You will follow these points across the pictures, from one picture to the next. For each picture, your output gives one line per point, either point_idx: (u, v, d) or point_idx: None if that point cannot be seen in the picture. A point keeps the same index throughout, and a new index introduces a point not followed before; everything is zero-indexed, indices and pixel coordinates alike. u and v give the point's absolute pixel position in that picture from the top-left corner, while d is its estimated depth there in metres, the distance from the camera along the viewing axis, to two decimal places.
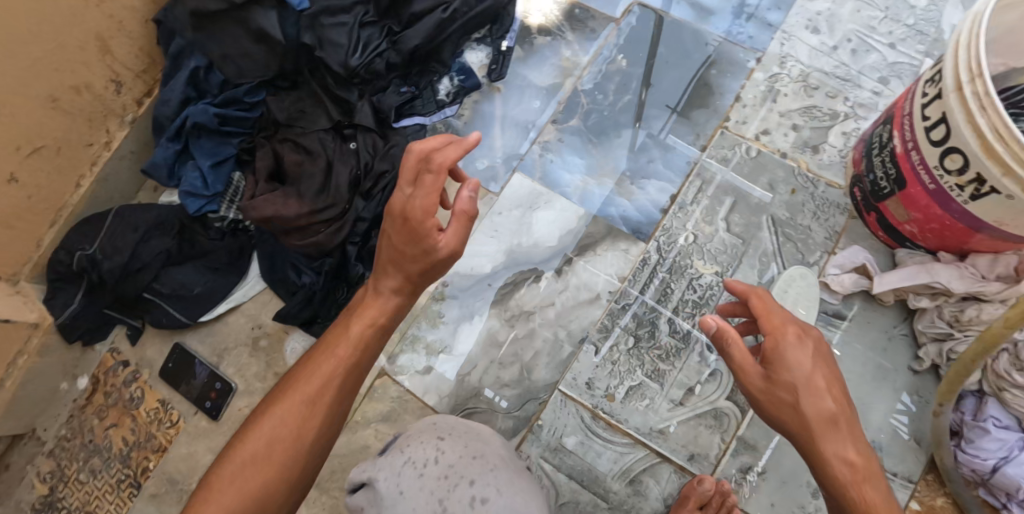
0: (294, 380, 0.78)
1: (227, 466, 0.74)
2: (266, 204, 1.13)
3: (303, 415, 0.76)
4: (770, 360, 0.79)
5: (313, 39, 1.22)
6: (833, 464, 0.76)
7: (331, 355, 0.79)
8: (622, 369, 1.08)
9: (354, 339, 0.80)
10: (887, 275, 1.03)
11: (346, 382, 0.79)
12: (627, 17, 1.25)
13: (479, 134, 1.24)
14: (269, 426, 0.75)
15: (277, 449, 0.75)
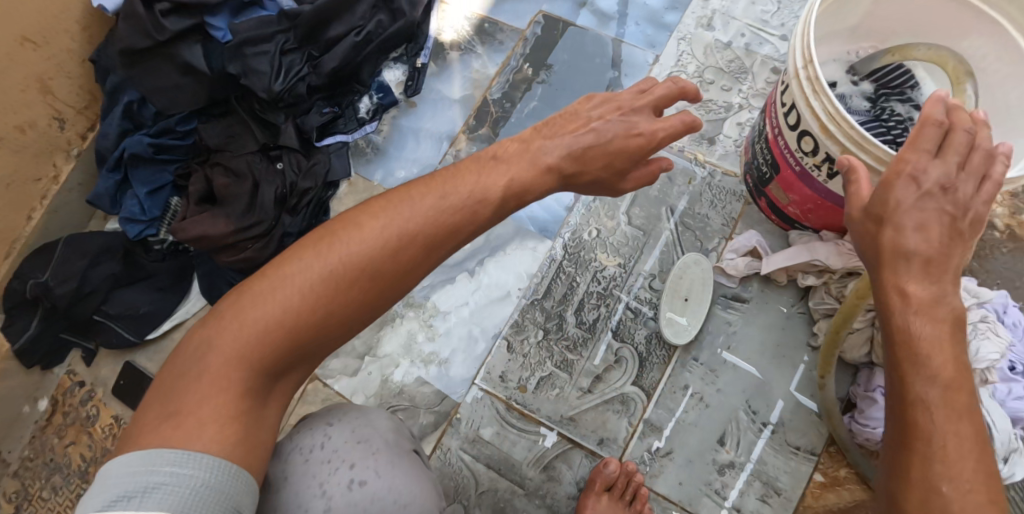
0: (403, 206, 0.78)
1: (307, 266, 0.73)
2: (195, 225, 1.20)
3: (402, 257, 0.76)
4: (888, 189, 0.73)
5: (238, 68, 1.29)
6: (888, 292, 0.71)
7: (452, 206, 0.79)
8: (532, 361, 1.13)
9: (479, 196, 0.81)
10: (774, 255, 1.08)
11: (452, 237, 0.80)
12: (532, 27, 1.32)
13: (397, 148, 1.32)
14: (367, 249, 0.75)
15: (362, 274, 0.74)
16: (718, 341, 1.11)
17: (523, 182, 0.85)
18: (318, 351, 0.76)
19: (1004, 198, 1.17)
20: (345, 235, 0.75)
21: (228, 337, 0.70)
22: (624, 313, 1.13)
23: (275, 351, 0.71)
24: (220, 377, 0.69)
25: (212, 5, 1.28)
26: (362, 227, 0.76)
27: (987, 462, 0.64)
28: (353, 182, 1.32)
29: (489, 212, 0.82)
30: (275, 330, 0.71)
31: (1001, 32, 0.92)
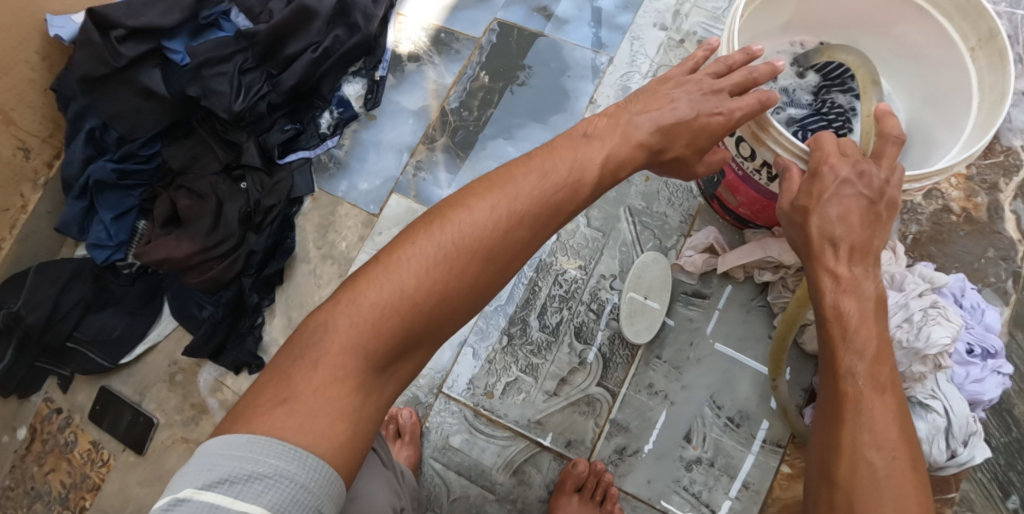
0: (510, 185, 0.77)
1: (419, 248, 0.72)
2: (159, 247, 1.21)
3: (512, 236, 0.75)
4: (812, 184, 0.79)
5: (198, 90, 1.29)
6: (821, 274, 0.78)
7: (558, 184, 0.78)
8: (498, 366, 1.14)
9: (582, 173, 0.80)
10: (729, 255, 1.08)
11: (555, 217, 0.78)
12: (487, 35, 1.33)
13: (360, 161, 1.32)
14: (478, 229, 0.74)
15: (475, 254, 0.73)
16: (681, 338, 1.11)
17: (621, 162, 0.83)
18: (436, 334, 0.74)
19: (959, 181, 1.17)
20: (453, 217, 0.74)
21: (341, 323, 0.69)
22: (587, 314, 1.14)
23: (396, 334, 0.69)
24: (341, 359, 0.67)
25: (168, 28, 1.29)
26: (471, 207, 0.75)
27: (908, 431, 0.70)
28: (316, 198, 1.32)
29: (590, 193, 0.81)
30: (394, 310, 0.69)
31: (925, 17, 0.95)
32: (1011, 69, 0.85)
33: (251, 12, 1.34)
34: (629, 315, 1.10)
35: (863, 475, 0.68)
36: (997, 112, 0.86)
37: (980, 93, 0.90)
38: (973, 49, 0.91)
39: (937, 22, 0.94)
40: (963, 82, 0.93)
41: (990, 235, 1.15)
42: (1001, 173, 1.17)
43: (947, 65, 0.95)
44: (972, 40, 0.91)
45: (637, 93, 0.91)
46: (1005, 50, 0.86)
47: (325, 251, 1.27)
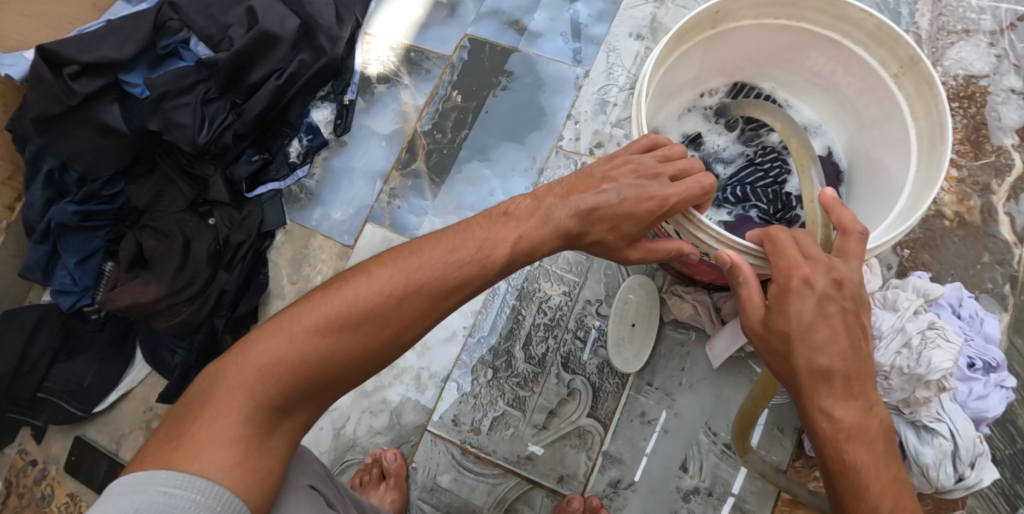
0: (411, 255, 0.72)
1: (310, 313, 0.69)
2: (125, 293, 1.16)
3: (407, 306, 0.71)
4: (779, 300, 0.71)
5: (159, 124, 1.24)
6: (815, 415, 0.70)
7: (464, 257, 0.73)
8: (484, 401, 1.10)
9: (493, 244, 0.74)
10: (716, 346, 1.01)
11: (461, 289, 0.73)
12: (458, 52, 1.28)
13: (331, 191, 1.27)
14: (371, 297, 0.70)
15: (366, 322, 0.70)
16: (672, 363, 1.07)
17: (536, 240, 0.75)
18: (324, 395, 0.71)
19: (951, 185, 1.13)
20: (350, 285, 0.71)
21: (227, 371, 0.67)
22: (573, 343, 1.09)
23: (279, 395, 0.67)
24: (224, 404, 0.65)
25: (125, 61, 1.23)
26: (369, 275, 0.71)
27: None
28: (289, 230, 1.26)
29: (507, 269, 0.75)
30: (277, 372, 0.67)
31: (837, 46, 0.90)
32: (939, 97, 0.81)
33: (211, 40, 1.26)
34: (616, 344, 1.06)
35: None
36: (939, 149, 0.82)
37: (915, 122, 0.86)
38: (897, 76, 0.87)
39: (852, 51, 0.90)
40: (893, 110, 0.89)
41: (984, 239, 1.11)
42: (993, 174, 1.13)
43: (872, 92, 0.91)
44: (893, 67, 0.87)
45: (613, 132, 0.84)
46: (930, 77, 0.82)
47: (300, 286, 1.22)
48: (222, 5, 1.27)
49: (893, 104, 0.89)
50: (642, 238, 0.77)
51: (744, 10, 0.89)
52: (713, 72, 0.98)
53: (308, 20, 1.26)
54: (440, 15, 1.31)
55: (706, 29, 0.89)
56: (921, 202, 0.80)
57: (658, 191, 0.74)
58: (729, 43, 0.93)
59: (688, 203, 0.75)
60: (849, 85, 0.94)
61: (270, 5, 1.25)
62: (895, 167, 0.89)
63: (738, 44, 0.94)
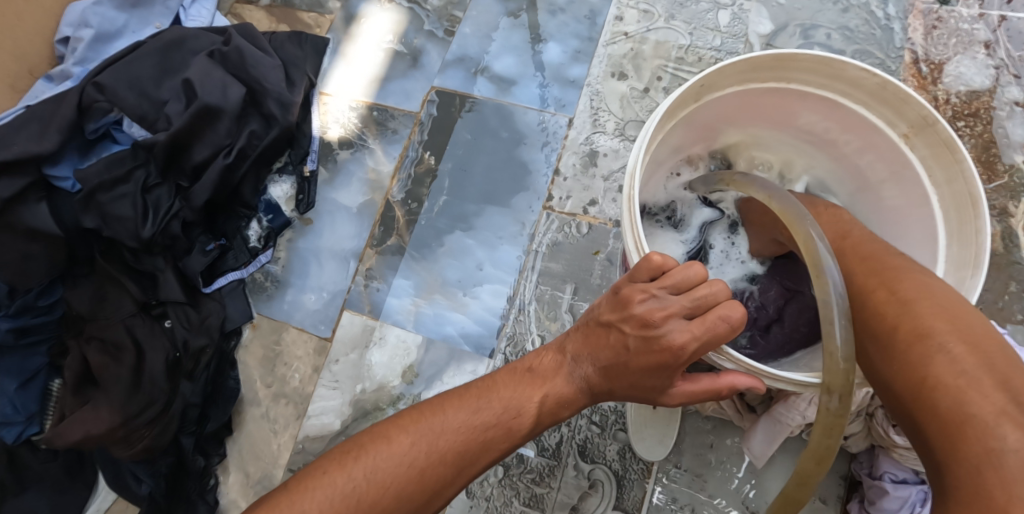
0: (433, 418, 0.66)
1: (323, 488, 0.62)
2: (74, 425, 1.02)
3: (429, 478, 0.64)
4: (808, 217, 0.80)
5: (95, 220, 1.07)
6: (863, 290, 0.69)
7: (488, 419, 0.66)
8: (498, 504, 0.99)
9: (520, 402, 0.66)
10: (754, 443, 0.90)
11: (485, 455, 0.66)
12: (427, 107, 1.15)
13: (300, 276, 1.14)
14: (390, 471, 0.63)
15: (383, 498, 0.62)
16: (700, 440, 0.97)
17: (563, 398, 0.67)
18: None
19: None
20: (368, 455, 0.64)
21: None
22: (589, 429, 0.99)
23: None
24: None
25: (49, 154, 1.07)
26: (389, 442, 0.64)
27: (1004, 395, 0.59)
28: (256, 324, 1.14)
29: (533, 431, 0.68)
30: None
31: (833, 103, 0.80)
32: (964, 163, 0.72)
33: (146, 120, 1.10)
34: (638, 428, 0.96)
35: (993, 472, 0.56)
36: (974, 221, 0.72)
37: (935, 187, 0.76)
38: (907, 135, 0.77)
39: (851, 111, 0.80)
40: (903, 172, 0.79)
41: (1008, 268, 1.00)
42: (1007, 196, 1.02)
43: (877, 151, 0.81)
44: (902, 126, 0.77)
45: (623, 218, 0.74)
46: (951, 139, 0.72)
47: (276, 389, 1.10)
48: (154, 78, 1.11)
49: (903, 166, 0.79)
50: (671, 384, 0.65)
51: (731, 77, 0.78)
52: (693, 140, 0.87)
53: (254, 86, 1.12)
54: (401, 67, 1.18)
55: (690, 104, 0.79)
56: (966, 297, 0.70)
57: (670, 341, 0.61)
58: (711, 112, 0.83)
59: (710, 347, 0.62)
60: (848, 143, 0.84)
61: (209, 72, 1.10)
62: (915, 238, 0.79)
63: (711, 111, 0.83)
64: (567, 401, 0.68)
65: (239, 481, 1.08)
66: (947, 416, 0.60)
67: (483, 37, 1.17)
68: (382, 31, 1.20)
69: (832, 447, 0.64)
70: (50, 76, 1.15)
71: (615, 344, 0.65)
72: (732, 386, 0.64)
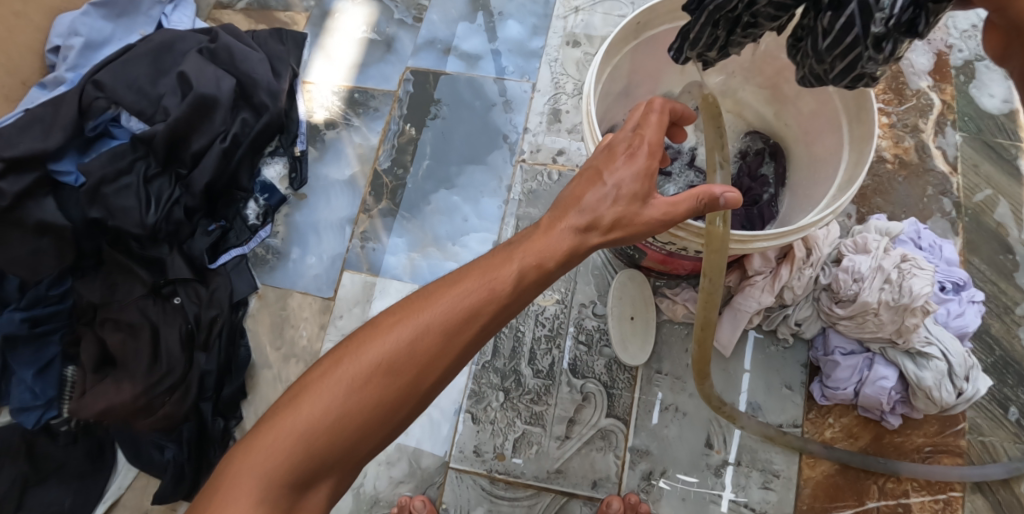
0: (421, 300, 0.72)
1: (326, 375, 0.69)
2: (98, 397, 1.09)
3: (421, 351, 0.70)
4: None
5: (100, 212, 1.15)
6: None
7: (471, 289, 0.72)
8: (502, 425, 1.09)
9: (495, 271, 0.73)
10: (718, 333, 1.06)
11: (476, 322, 0.72)
12: (403, 86, 1.28)
13: (299, 246, 1.23)
14: (386, 350, 0.70)
15: (381, 374, 0.69)
16: (675, 347, 1.09)
17: (536, 261, 0.73)
18: (345, 464, 0.70)
19: (884, 131, 1.19)
20: (362, 344, 0.70)
21: (249, 442, 0.68)
22: (577, 348, 1.10)
23: (299, 470, 0.67)
24: (243, 474, 0.66)
25: (54, 151, 1.15)
26: (382, 327, 0.71)
27: None
28: (262, 295, 1.22)
29: (522, 293, 0.74)
30: (293, 446, 0.67)
31: None
32: None
33: (144, 114, 1.20)
34: (622, 339, 1.07)
35: None
36: (865, 106, 0.85)
37: None
38: None
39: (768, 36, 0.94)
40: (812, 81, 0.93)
41: (924, 175, 1.16)
42: (917, 115, 1.19)
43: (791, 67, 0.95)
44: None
45: (591, 133, 0.87)
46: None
47: (286, 351, 1.18)
48: (149, 77, 1.22)
49: None
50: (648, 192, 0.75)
51: (662, 16, 0.92)
52: (643, 79, 1.02)
53: (243, 78, 1.23)
54: (377, 54, 1.31)
55: (630, 41, 0.93)
56: (861, 166, 0.84)
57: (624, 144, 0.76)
58: (654, 50, 0.97)
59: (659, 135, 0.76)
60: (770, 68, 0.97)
61: (202, 68, 1.20)
62: (829, 136, 0.92)
63: (654, 49, 0.97)
64: (548, 251, 0.74)
65: None
66: None
67: (448, 22, 1.30)
68: (355, 24, 1.33)
69: (720, 264, 0.78)
70: (45, 83, 1.25)
71: (602, 192, 0.75)
72: (711, 192, 0.73)
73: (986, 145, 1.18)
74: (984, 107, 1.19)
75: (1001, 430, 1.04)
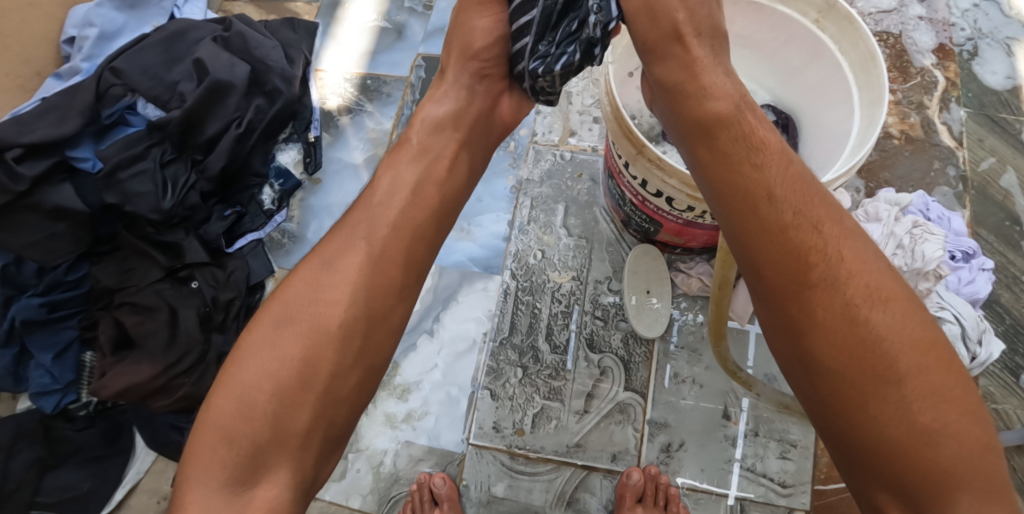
0: (293, 275, 0.83)
1: (233, 371, 0.79)
2: (117, 377, 1.10)
3: (299, 312, 0.80)
4: (713, 118, 0.79)
5: (116, 197, 1.16)
6: (757, 237, 0.76)
7: (329, 247, 0.82)
8: (521, 401, 1.09)
9: (353, 226, 0.83)
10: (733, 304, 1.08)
11: (341, 270, 0.80)
12: (415, 72, 1.30)
13: (316, 230, 1.25)
14: (269, 324, 0.80)
15: (276, 347, 0.78)
16: (691, 319, 1.11)
17: (392, 207, 0.83)
18: (285, 445, 0.77)
19: (889, 107, 1.21)
20: (255, 325, 0.80)
21: (190, 450, 0.78)
22: (593, 323, 1.11)
23: (237, 463, 0.75)
24: (191, 479, 0.76)
25: (70, 137, 1.16)
26: (265, 309, 0.81)
27: (862, 363, 0.73)
28: (280, 277, 1.23)
29: (389, 205, 0.83)
30: (222, 440, 0.76)
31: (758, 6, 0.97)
32: (864, 30, 0.88)
33: (160, 100, 1.21)
34: (636, 312, 1.10)
35: (870, 411, 0.73)
36: (874, 73, 0.88)
37: (845, 55, 0.92)
38: (818, 21, 0.93)
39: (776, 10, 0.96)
40: (821, 52, 0.95)
41: (930, 149, 1.19)
42: (922, 92, 1.22)
43: (797, 40, 0.97)
44: (813, 12, 0.93)
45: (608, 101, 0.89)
46: (850, 14, 0.89)
47: None
48: (163, 64, 1.23)
49: (822, 48, 0.94)
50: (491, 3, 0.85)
51: None
52: None
53: (257, 65, 1.25)
54: (388, 41, 1.33)
55: None
56: (874, 127, 0.86)
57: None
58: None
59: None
60: (775, 40, 0.99)
61: (217, 54, 1.22)
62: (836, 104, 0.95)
63: None
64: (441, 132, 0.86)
65: None
66: (826, 358, 0.74)
67: None
68: (366, 13, 1.36)
69: None
70: (60, 73, 1.26)
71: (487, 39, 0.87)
72: None
73: (990, 120, 1.20)
74: (988, 84, 1.22)
75: (1014, 397, 1.06)
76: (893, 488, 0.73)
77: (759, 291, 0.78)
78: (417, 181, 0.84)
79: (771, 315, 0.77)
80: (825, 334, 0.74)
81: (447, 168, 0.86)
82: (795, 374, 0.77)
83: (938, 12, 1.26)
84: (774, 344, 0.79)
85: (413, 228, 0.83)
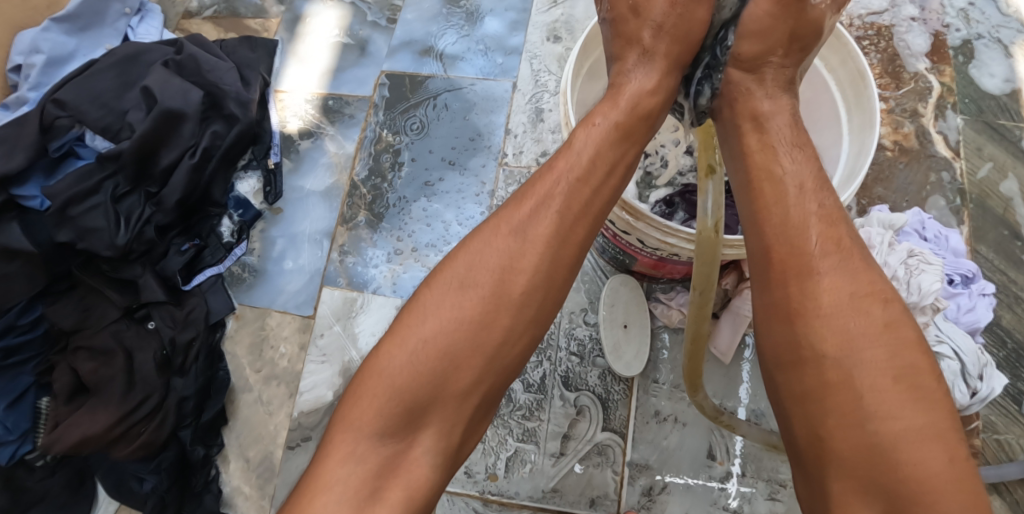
0: (484, 231, 0.75)
1: (410, 321, 0.72)
2: (71, 428, 1.04)
3: (494, 268, 0.72)
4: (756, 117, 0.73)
5: (69, 234, 1.09)
6: (775, 220, 0.69)
7: (532, 203, 0.74)
8: (493, 444, 1.04)
9: (557, 180, 0.74)
10: (717, 338, 1.02)
11: (541, 230, 0.73)
12: (379, 91, 1.24)
13: (277, 262, 1.19)
14: (461, 276, 0.73)
15: (465, 301, 0.72)
16: (676, 355, 1.04)
17: (591, 161, 0.74)
18: (447, 403, 0.71)
19: (882, 117, 1.13)
20: (438, 279, 0.74)
21: (349, 394, 0.71)
22: (569, 360, 1.05)
23: (393, 415, 0.69)
24: (349, 422, 0.69)
25: (18, 173, 1.09)
26: (453, 259, 0.74)
27: (872, 361, 0.64)
28: (239, 315, 1.17)
29: (587, 184, 0.74)
30: (389, 390, 0.69)
31: None
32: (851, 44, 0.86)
33: (109, 130, 1.15)
34: (613, 349, 1.02)
35: (863, 413, 0.63)
36: (863, 91, 0.86)
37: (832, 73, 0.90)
38: None
39: None
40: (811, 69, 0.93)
41: (926, 161, 1.10)
42: (916, 98, 1.13)
43: None
44: None
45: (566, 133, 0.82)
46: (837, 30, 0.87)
47: (266, 372, 1.14)
48: (115, 92, 1.17)
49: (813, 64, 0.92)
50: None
51: None
52: None
53: (211, 89, 1.18)
54: (351, 57, 1.26)
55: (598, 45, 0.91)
56: (864, 154, 0.82)
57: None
58: None
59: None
60: None
61: (167, 80, 1.15)
62: (826, 124, 0.93)
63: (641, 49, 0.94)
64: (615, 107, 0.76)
65: (240, 466, 1.11)
66: (829, 351, 0.65)
67: (424, 20, 1.26)
68: (329, 27, 1.29)
69: (711, 272, 0.76)
70: (7, 104, 1.21)
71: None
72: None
73: (989, 127, 1.12)
74: (985, 88, 1.13)
75: (1017, 427, 0.99)
76: (877, 494, 0.62)
77: (761, 269, 0.70)
78: (615, 160, 0.75)
79: (772, 300, 0.69)
80: (828, 320, 0.66)
81: (636, 158, 0.77)
82: (779, 369, 0.68)
83: (931, 11, 1.17)
84: (766, 328, 0.69)
85: (596, 215, 0.75)
